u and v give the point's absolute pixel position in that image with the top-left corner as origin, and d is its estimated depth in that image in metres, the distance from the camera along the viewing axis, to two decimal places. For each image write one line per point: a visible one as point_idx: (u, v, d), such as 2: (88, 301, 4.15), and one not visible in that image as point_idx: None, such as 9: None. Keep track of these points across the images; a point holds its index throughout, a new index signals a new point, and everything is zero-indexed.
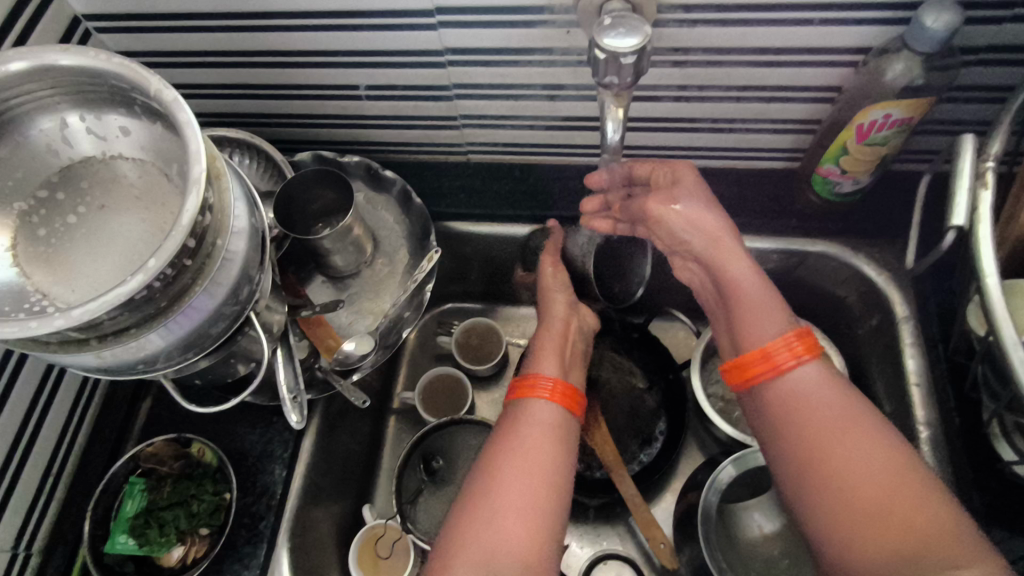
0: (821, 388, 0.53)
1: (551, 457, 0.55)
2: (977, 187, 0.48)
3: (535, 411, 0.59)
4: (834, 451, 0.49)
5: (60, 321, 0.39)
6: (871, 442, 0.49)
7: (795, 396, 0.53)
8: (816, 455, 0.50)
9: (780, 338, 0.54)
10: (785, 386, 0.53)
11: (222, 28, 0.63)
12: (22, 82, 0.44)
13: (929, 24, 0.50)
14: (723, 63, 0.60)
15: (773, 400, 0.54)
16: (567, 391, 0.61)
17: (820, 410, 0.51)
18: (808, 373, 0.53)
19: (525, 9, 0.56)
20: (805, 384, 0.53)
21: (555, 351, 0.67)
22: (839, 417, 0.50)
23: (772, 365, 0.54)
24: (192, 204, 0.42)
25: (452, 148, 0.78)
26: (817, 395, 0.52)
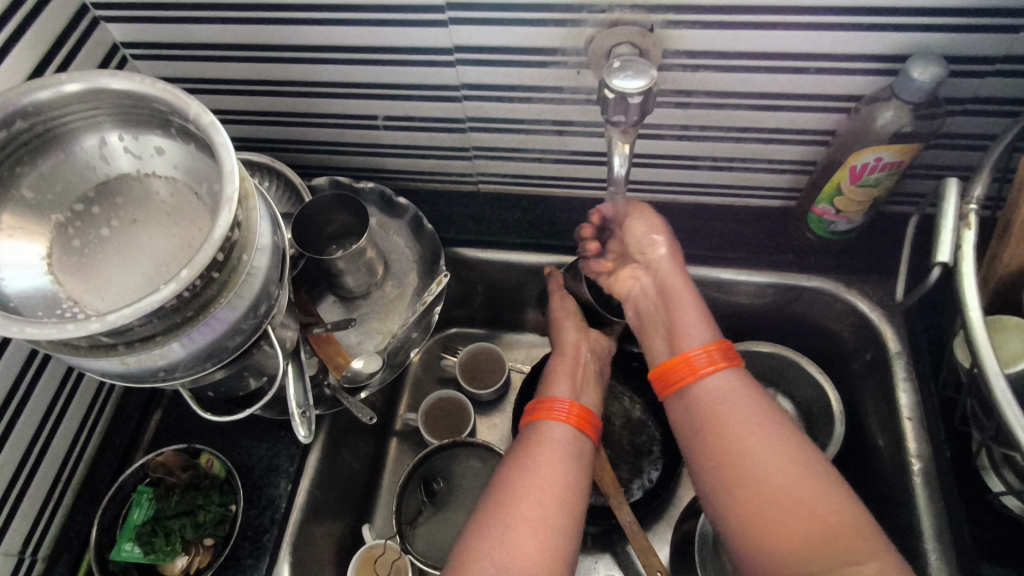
0: (738, 396, 0.57)
1: (563, 491, 0.58)
2: (962, 228, 0.50)
3: (549, 433, 0.63)
4: (747, 460, 0.53)
5: (95, 325, 0.41)
6: (779, 453, 0.53)
7: (714, 408, 0.56)
8: (750, 481, 0.52)
9: (700, 345, 0.60)
10: (706, 400, 0.57)
11: (253, 58, 0.67)
12: (72, 103, 0.48)
13: (916, 76, 0.53)
14: (723, 106, 0.63)
15: (693, 404, 0.58)
16: (582, 413, 0.65)
17: (765, 459, 0.52)
18: (720, 382, 0.58)
19: (538, 50, 0.60)
20: (740, 414, 0.55)
21: (567, 370, 0.70)
22: (764, 441, 0.53)
23: (692, 371, 0.59)
24: (224, 220, 0.45)
25: (464, 178, 0.82)
26: (763, 441, 0.53)
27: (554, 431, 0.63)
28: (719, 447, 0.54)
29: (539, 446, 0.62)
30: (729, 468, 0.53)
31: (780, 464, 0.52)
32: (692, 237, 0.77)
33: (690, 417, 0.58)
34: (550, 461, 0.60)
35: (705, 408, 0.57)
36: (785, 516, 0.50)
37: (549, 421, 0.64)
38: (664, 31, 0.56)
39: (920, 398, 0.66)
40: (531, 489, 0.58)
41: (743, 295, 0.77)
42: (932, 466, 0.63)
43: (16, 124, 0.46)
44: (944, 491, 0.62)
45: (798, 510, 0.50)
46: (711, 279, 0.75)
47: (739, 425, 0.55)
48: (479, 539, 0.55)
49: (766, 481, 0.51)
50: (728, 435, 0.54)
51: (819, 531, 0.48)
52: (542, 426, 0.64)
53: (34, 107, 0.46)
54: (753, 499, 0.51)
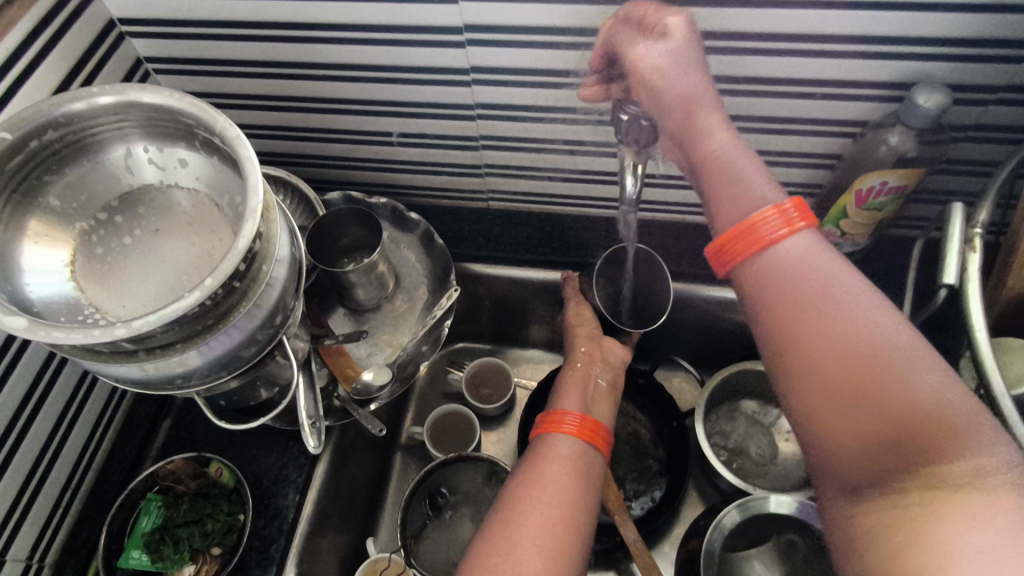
0: (814, 255, 0.46)
1: (571, 508, 0.58)
2: (966, 251, 0.51)
3: (555, 448, 0.63)
4: (809, 326, 0.44)
5: (120, 331, 0.42)
6: (850, 318, 0.43)
7: (791, 267, 0.46)
8: (815, 353, 0.43)
9: (769, 207, 0.48)
10: (778, 260, 0.47)
11: (273, 75, 0.69)
12: (102, 114, 0.49)
13: (921, 103, 0.55)
14: (732, 128, 0.65)
15: (758, 279, 0.48)
16: (588, 426, 0.66)
17: (840, 326, 0.43)
18: (796, 247, 0.47)
19: (552, 72, 0.62)
20: (812, 280, 0.45)
21: (578, 385, 0.71)
22: (834, 309, 0.43)
23: (758, 242, 0.48)
24: (248, 231, 0.46)
25: (475, 195, 0.83)
26: (852, 312, 0.43)
27: (564, 444, 0.64)
28: (799, 319, 0.44)
29: (546, 462, 0.62)
30: (802, 341, 0.44)
31: (875, 335, 0.41)
32: (697, 257, 0.80)
33: (754, 292, 0.48)
34: (556, 478, 0.60)
35: (773, 276, 0.47)
36: (845, 390, 0.41)
37: (555, 433, 0.65)
38: None
39: None
40: (539, 507, 0.57)
41: None
42: None
43: (47, 134, 0.48)
44: None
45: (854, 379, 0.41)
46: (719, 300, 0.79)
47: (819, 290, 0.44)
48: (489, 551, 0.54)
49: (835, 350, 0.42)
50: (804, 300, 0.44)
51: (907, 410, 0.39)
52: (549, 437, 0.65)
53: (66, 118, 0.48)
54: (823, 379, 0.42)
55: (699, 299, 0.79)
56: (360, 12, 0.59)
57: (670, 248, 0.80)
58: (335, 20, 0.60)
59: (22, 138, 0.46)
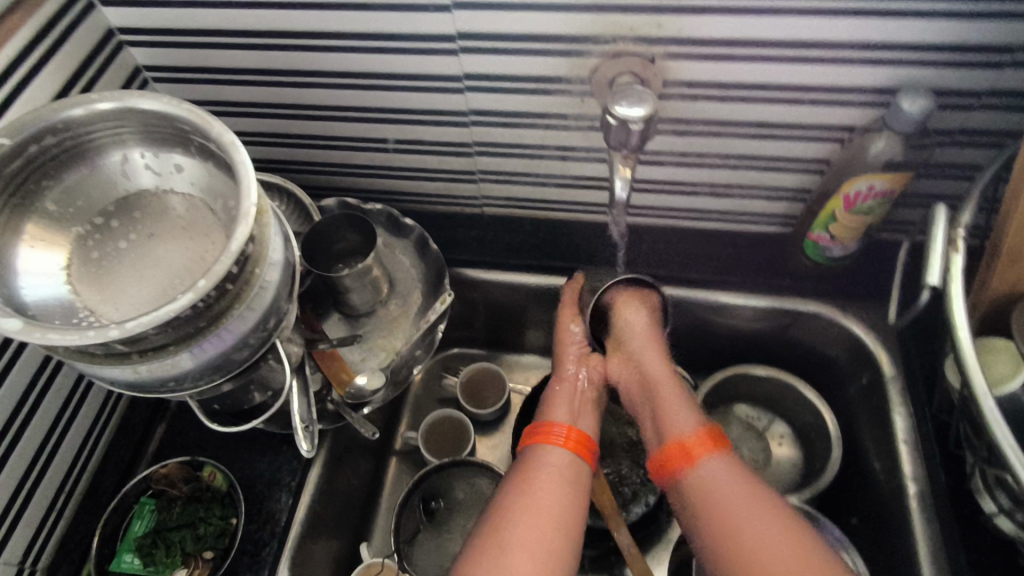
0: (730, 482, 0.57)
1: (562, 513, 0.59)
2: (950, 252, 0.52)
3: (546, 458, 0.63)
4: (747, 535, 0.53)
5: (113, 332, 0.43)
6: (776, 527, 0.54)
7: (711, 492, 0.57)
8: (759, 563, 0.52)
9: (690, 431, 0.61)
10: (700, 482, 0.58)
11: (267, 82, 0.70)
12: (100, 120, 0.50)
13: (906, 107, 0.56)
14: (721, 134, 0.66)
15: (688, 490, 0.58)
16: (578, 438, 0.65)
17: (765, 541, 0.53)
18: (716, 465, 0.58)
19: (544, 79, 0.63)
20: (738, 496, 0.56)
21: (566, 396, 0.70)
22: (769, 524, 0.54)
23: (688, 458, 0.60)
24: (241, 233, 0.46)
25: (469, 201, 0.84)
26: (760, 524, 0.54)
27: (550, 455, 0.63)
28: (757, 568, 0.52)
29: (539, 472, 0.62)
30: None
31: (789, 551, 0.52)
32: (688, 260, 0.80)
33: (693, 507, 0.57)
34: (551, 486, 0.60)
35: (703, 493, 0.57)
36: None
37: (543, 446, 0.65)
38: (664, 62, 0.59)
39: (915, 422, 0.67)
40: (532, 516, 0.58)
41: (741, 320, 0.78)
42: (928, 489, 0.64)
43: (45, 139, 0.48)
44: (938, 514, 0.63)
45: None
46: (710, 302, 0.77)
47: (741, 517, 0.54)
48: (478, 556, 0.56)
49: (769, 566, 0.51)
50: (732, 514, 0.55)
51: None
52: (537, 450, 0.64)
53: (63, 123, 0.48)
54: None
55: (692, 303, 0.78)
56: (353, 20, 0.60)
57: (662, 253, 0.81)
58: (329, 28, 0.62)
59: (21, 143, 0.47)
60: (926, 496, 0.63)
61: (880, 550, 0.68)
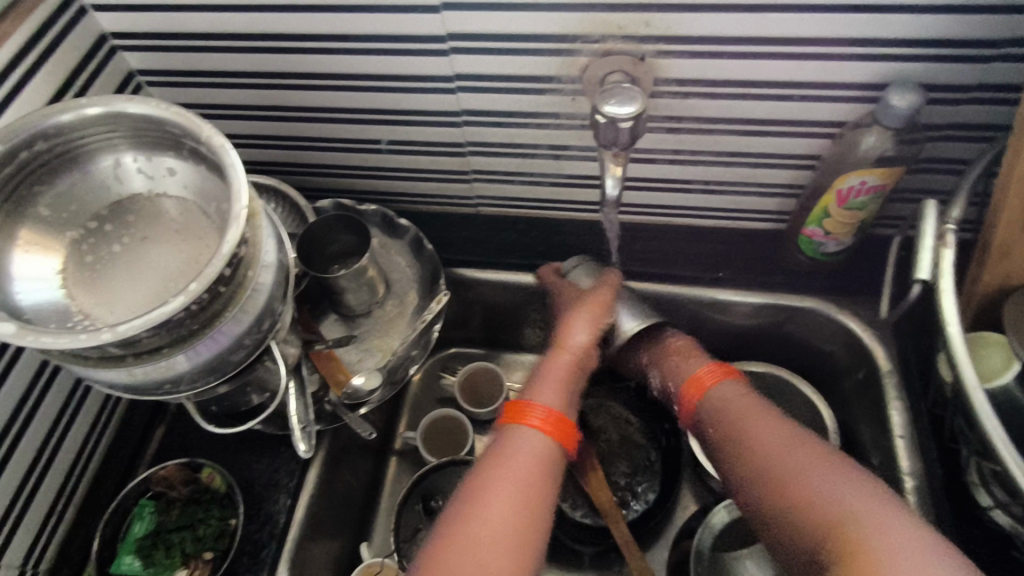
0: (738, 397, 0.64)
1: (535, 503, 0.57)
2: (940, 246, 0.51)
3: (521, 440, 0.60)
4: (752, 434, 0.60)
5: (105, 336, 0.43)
6: (777, 427, 0.60)
7: (723, 405, 0.64)
8: (763, 456, 0.58)
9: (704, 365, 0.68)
10: (715, 400, 0.65)
11: (260, 85, 0.70)
12: (91, 125, 0.50)
13: (895, 103, 0.56)
14: (713, 131, 0.66)
15: (706, 411, 0.65)
16: (556, 420, 0.62)
17: (767, 438, 0.59)
18: (727, 386, 0.66)
19: (535, 78, 0.63)
20: (747, 407, 0.63)
21: (556, 380, 0.65)
22: (772, 424, 0.60)
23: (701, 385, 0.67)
24: (232, 236, 0.47)
25: (464, 201, 0.84)
26: (780, 437, 0.59)
27: (525, 437, 0.61)
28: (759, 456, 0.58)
29: (512, 455, 0.59)
30: (767, 471, 0.57)
31: (789, 443, 0.58)
32: (681, 258, 0.80)
33: (709, 422, 0.64)
34: (519, 470, 0.58)
35: (718, 408, 0.64)
36: (782, 478, 0.56)
37: (521, 426, 0.62)
38: (654, 61, 0.59)
39: (911, 416, 0.67)
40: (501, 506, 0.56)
41: (737, 316, 0.78)
42: (925, 484, 0.64)
43: (37, 145, 0.49)
44: (935, 508, 0.62)
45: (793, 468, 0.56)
46: (705, 300, 0.77)
47: (750, 421, 0.61)
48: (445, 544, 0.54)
49: (770, 454, 0.58)
50: (741, 419, 0.62)
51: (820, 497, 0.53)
52: (515, 431, 0.61)
53: (55, 129, 0.49)
54: (770, 476, 0.57)
55: (687, 300, 0.78)
56: (342, 22, 0.61)
57: (656, 252, 0.80)
58: (319, 31, 0.62)
59: (13, 149, 0.47)
60: (923, 491, 0.63)
61: None
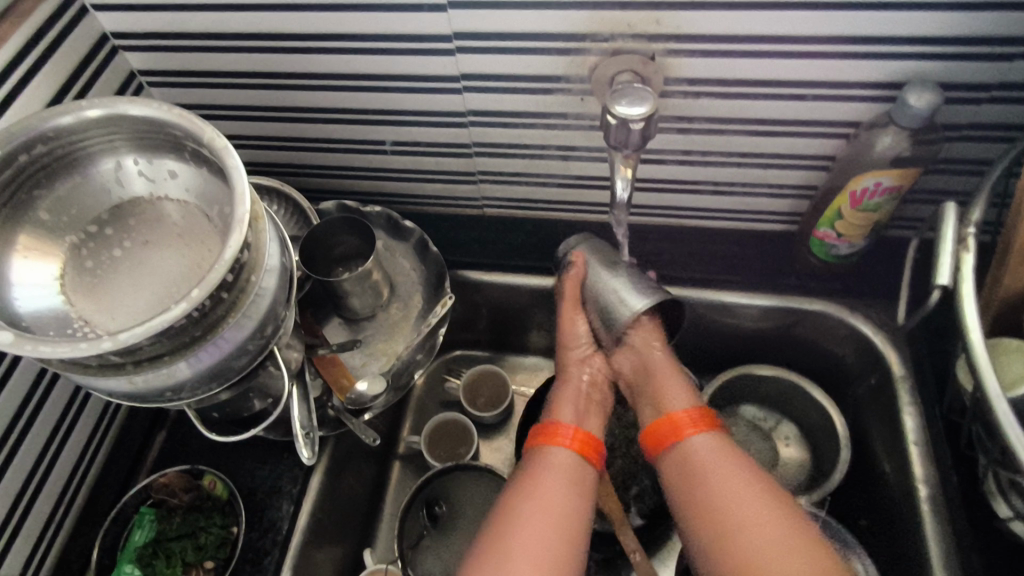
0: (713, 455, 0.58)
1: (572, 523, 0.57)
2: (961, 251, 0.50)
3: (554, 458, 0.61)
4: (725, 502, 0.54)
5: (106, 344, 0.42)
6: (753, 495, 0.54)
7: (696, 461, 0.58)
8: (736, 531, 0.53)
9: (684, 409, 0.61)
10: (691, 456, 0.58)
11: (263, 85, 0.69)
12: (91, 127, 0.49)
13: (912, 102, 0.55)
14: (725, 131, 0.65)
15: (675, 461, 0.59)
16: (586, 439, 0.62)
17: (741, 509, 0.53)
18: (703, 441, 0.59)
19: (544, 78, 0.62)
20: (721, 469, 0.56)
21: (573, 397, 0.66)
22: (746, 489, 0.55)
23: (676, 432, 0.60)
24: (234, 241, 0.46)
25: (470, 202, 0.83)
26: (747, 502, 0.54)
27: (559, 456, 0.61)
28: (730, 531, 0.53)
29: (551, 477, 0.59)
30: (737, 548, 0.52)
31: (760, 517, 0.53)
32: (694, 260, 0.78)
33: (677, 475, 0.58)
34: (558, 487, 0.58)
35: (689, 464, 0.58)
36: (755, 560, 0.51)
37: (551, 446, 0.62)
38: (665, 59, 0.58)
39: (925, 422, 0.66)
40: (541, 528, 0.56)
41: (748, 319, 0.77)
42: (941, 491, 0.62)
43: (36, 148, 0.48)
44: (952, 516, 0.61)
45: (769, 548, 0.51)
46: (715, 303, 0.76)
47: (720, 485, 0.55)
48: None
49: (739, 530, 0.52)
50: (711, 484, 0.56)
51: None
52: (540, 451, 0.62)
53: (54, 132, 0.48)
54: (741, 557, 0.51)
55: (699, 303, 0.76)
56: (348, 21, 0.59)
57: (668, 253, 0.79)
58: (324, 30, 0.61)
59: (10, 153, 0.46)
60: (939, 498, 0.62)
61: (892, 551, 0.67)
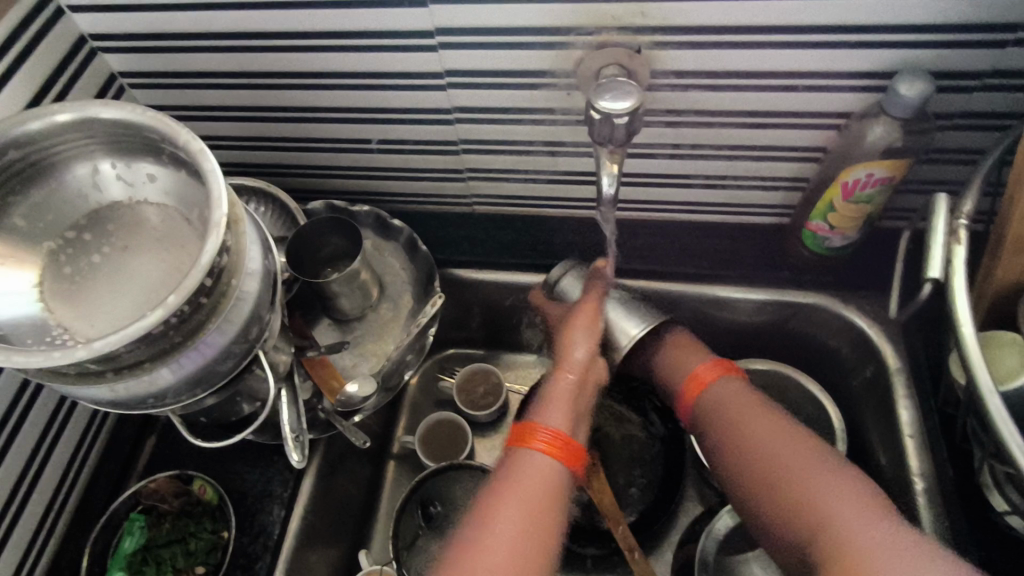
0: (737, 398, 0.63)
1: (541, 532, 0.55)
2: (952, 243, 0.49)
3: (525, 463, 0.58)
4: (753, 431, 0.60)
5: (81, 353, 0.42)
6: (780, 427, 0.59)
7: (722, 404, 0.63)
8: (763, 453, 0.58)
9: (704, 363, 0.66)
10: (715, 401, 0.64)
11: (246, 85, 0.68)
12: (65, 132, 0.48)
13: (903, 92, 0.54)
14: (714, 124, 0.64)
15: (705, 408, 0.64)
16: (561, 442, 0.59)
17: (768, 437, 0.59)
18: (726, 388, 0.64)
19: (528, 73, 0.61)
20: (748, 407, 0.62)
21: (564, 400, 0.61)
22: (774, 422, 0.60)
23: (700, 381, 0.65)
24: (212, 246, 0.45)
25: (459, 200, 0.82)
26: (773, 432, 0.59)
27: (533, 461, 0.58)
28: (757, 455, 0.58)
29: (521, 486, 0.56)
30: (766, 467, 0.57)
31: (791, 441, 0.58)
32: (687, 255, 0.77)
33: (705, 417, 0.64)
34: (526, 496, 0.55)
35: (718, 406, 0.63)
36: (781, 478, 0.56)
37: (526, 450, 0.59)
38: (651, 52, 0.57)
39: (920, 415, 0.65)
40: (509, 541, 0.54)
41: (742, 313, 0.76)
42: (936, 485, 0.62)
43: (10, 153, 0.47)
44: (947, 510, 0.61)
45: (796, 466, 0.56)
46: (708, 297, 0.76)
47: (749, 419, 0.61)
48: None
49: (768, 454, 0.58)
50: (740, 418, 0.61)
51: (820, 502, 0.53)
52: (516, 455, 0.59)
53: (26, 137, 0.47)
54: (770, 472, 0.57)
55: (690, 297, 0.76)
56: (328, 19, 0.58)
57: (660, 248, 0.78)
58: (304, 28, 0.60)
59: None
60: (935, 493, 0.62)
61: None
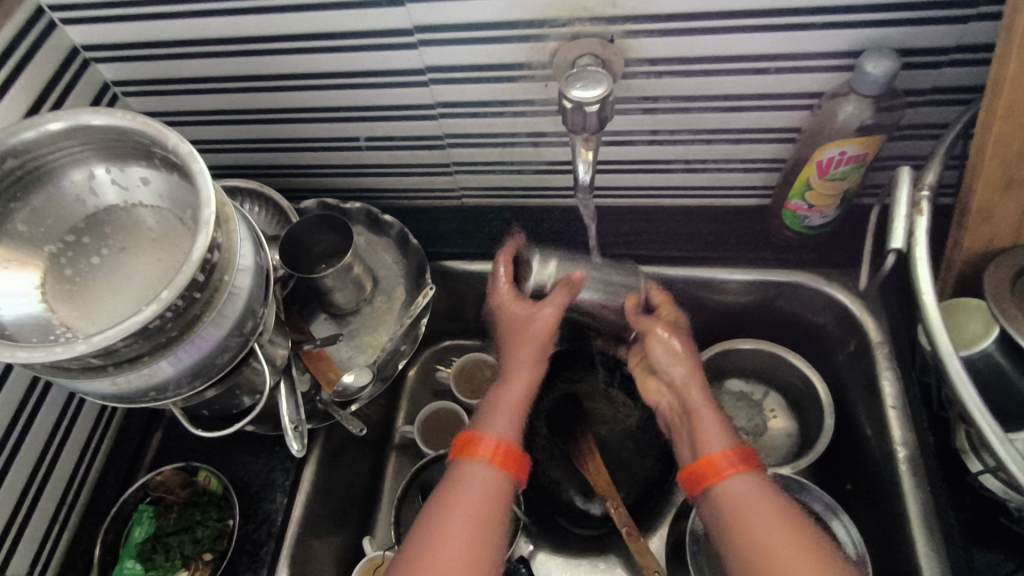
0: (757, 497, 0.55)
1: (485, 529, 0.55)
2: (915, 214, 0.51)
3: (470, 472, 0.58)
4: (779, 544, 0.51)
5: (81, 347, 0.44)
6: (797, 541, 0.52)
7: (742, 506, 0.55)
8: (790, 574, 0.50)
9: (723, 448, 0.59)
10: (735, 504, 0.55)
11: (235, 89, 0.70)
12: (59, 140, 0.50)
13: (869, 70, 0.55)
14: (690, 109, 0.65)
15: (726, 508, 0.55)
16: (504, 452, 0.60)
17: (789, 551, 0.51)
18: (748, 486, 0.56)
19: (506, 66, 0.63)
20: (769, 517, 0.53)
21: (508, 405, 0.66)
22: (790, 533, 0.52)
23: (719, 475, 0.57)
24: (201, 243, 0.47)
25: (448, 193, 0.84)
26: (788, 544, 0.51)
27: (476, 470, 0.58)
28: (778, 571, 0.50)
29: (462, 499, 0.56)
30: None
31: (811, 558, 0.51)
32: (672, 239, 0.79)
33: (727, 520, 0.55)
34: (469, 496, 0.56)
35: (737, 511, 0.55)
36: None
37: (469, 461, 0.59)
38: (624, 41, 0.59)
39: (903, 386, 0.67)
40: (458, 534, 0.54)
41: (728, 294, 0.78)
42: (919, 452, 0.63)
43: (8, 162, 0.49)
44: (929, 476, 0.62)
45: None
46: (695, 278, 0.77)
47: (767, 529, 0.53)
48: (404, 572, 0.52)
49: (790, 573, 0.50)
50: (764, 532, 0.53)
51: None
52: (462, 465, 0.59)
53: (23, 146, 0.49)
54: None
55: (679, 280, 0.77)
56: (310, 21, 0.60)
57: (645, 232, 0.79)
58: (288, 30, 0.62)
59: None
60: (916, 459, 0.63)
61: (875, 515, 0.68)
